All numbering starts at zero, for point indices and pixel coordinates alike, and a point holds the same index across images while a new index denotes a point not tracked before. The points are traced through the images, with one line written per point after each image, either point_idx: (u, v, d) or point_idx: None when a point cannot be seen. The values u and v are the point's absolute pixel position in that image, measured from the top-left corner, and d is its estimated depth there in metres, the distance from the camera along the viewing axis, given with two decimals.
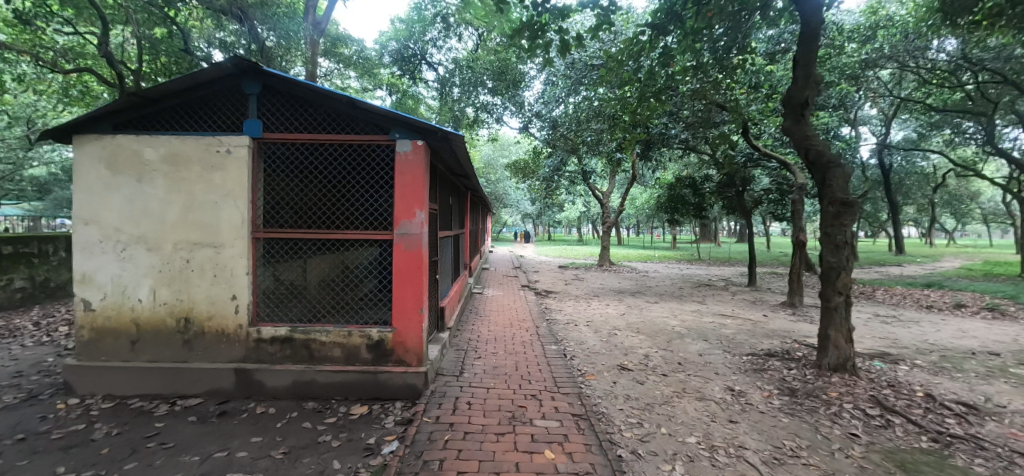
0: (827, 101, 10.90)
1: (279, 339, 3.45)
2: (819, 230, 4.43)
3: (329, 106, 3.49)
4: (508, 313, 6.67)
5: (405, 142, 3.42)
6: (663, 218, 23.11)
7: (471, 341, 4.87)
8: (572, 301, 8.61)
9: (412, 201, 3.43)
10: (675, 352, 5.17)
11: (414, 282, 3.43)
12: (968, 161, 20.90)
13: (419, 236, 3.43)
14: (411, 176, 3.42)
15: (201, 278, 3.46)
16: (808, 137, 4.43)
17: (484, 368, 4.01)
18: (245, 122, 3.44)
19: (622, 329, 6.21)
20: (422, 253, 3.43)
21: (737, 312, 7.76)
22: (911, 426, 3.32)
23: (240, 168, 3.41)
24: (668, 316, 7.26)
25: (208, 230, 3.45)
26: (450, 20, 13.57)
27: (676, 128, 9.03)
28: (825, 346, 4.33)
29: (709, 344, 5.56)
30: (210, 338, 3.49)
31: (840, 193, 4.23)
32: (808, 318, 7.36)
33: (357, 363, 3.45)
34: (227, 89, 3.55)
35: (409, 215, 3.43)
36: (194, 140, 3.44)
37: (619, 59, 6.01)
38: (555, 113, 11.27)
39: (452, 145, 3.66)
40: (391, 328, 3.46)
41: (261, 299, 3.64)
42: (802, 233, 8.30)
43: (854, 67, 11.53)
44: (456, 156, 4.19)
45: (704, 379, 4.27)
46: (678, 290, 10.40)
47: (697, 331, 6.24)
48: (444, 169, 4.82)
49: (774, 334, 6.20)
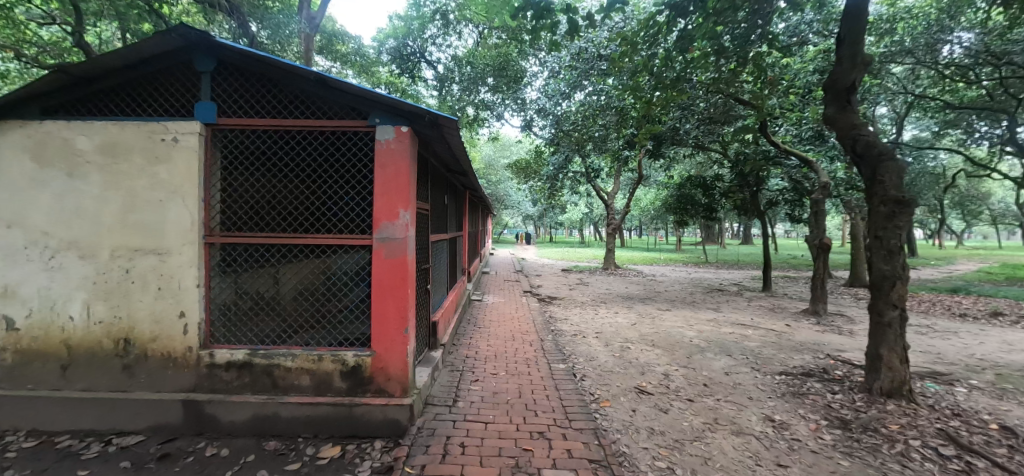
0: None
1: (235, 364, 2.88)
2: (867, 232, 3.85)
3: (295, 87, 2.90)
4: (511, 323, 6.09)
5: (386, 129, 2.84)
6: (668, 220, 22.50)
7: (468, 360, 4.29)
8: (578, 308, 8.03)
9: (396, 199, 2.83)
10: (698, 371, 4.58)
11: (397, 296, 2.83)
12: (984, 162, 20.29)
13: (404, 241, 2.83)
14: (394, 169, 2.83)
15: (143, 291, 2.90)
16: (855, 126, 3.86)
17: (483, 395, 3.42)
18: (198, 108, 2.85)
19: (636, 342, 5.62)
20: (407, 261, 2.84)
21: (757, 321, 7.19)
22: (1000, 472, 2.69)
23: (190, 159, 2.84)
24: (683, 325, 6.69)
25: (152, 234, 2.88)
26: (450, 17, 13.13)
27: (691, 122, 8.40)
28: (877, 367, 3.76)
29: (735, 360, 4.96)
30: (155, 362, 2.93)
31: (894, 190, 3.65)
32: (836, 328, 6.78)
33: (329, 393, 2.87)
34: (176, 67, 2.96)
35: (392, 215, 2.83)
36: (136, 127, 2.88)
37: (632, 42, 5.35)
38: (559, 109, 10.73)
39: (443, 132, 3.08)
40: (369, 352, 2.87)
41: (217, 317, 3.07)
42: (826, 236, 7.68)
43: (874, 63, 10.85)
44: (448, 146, 3.64)
45: (738, 406, 3.69)
46: (690, 295, 9.82)
47: (718, 344, 5.64)
48: (436, 164, 4.25)
49: (804, 348, 5.62)
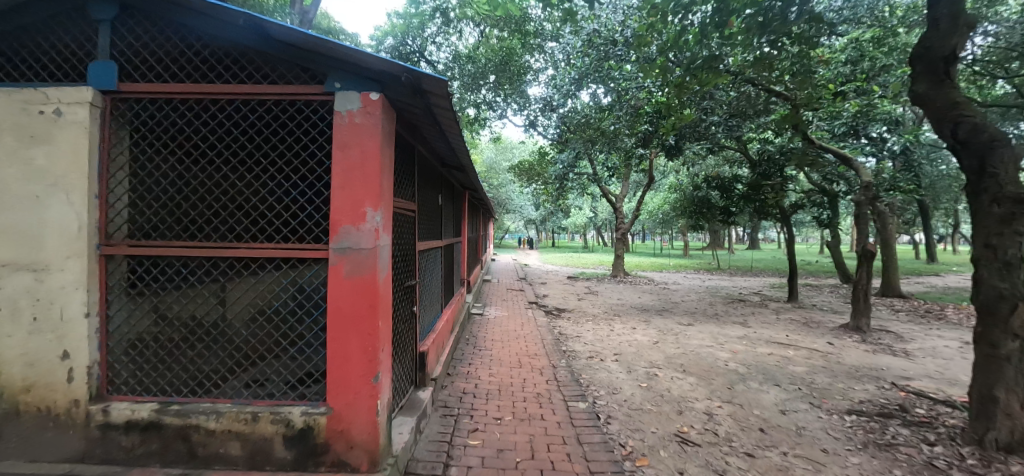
0: (892, 109, 8.44)
1: (136, 425, 2.07)
2: (975, 239, 3.02)
3: (223, 39, 2.08)
4: (517, 343, 5.27)
5: (349, 95, 2.02)
6: (675, 224, 21.62)
7: (465, 398, 3.45)
8: (589, 322, 7.20)
9: (362, 193, 2.00)
10: (748, 408, 3.73)
11: (363, 332, 2.00)
12: None
13: (373, 253, 1.99)
14: (359, 152, 2.01)
15: (12, 322, 2.07)
16: (955, 104, 3.03)
17: (483, 455, 2.58)
18: (93, 72, 2.06)
19: (663, 367, 4.79)
20: (375, 281, 2.00)
21: (794, 339, 6.33)
22: None
23: (77, 139, 2.04)
24: (713, 345, 5.83)
25: (25, 243, 2.07)
26: (450, 15, 12.31)
27: (719, 114, 7.48)
28: (989, 412, 2.91)
29: (788, 392, 4.10)
30: (31, 421, 2.10)
31: (1012, 185, 2.81)
32: (887, 348, 5.92)
33: (268, 467, 2.03)
34: (62, 16, 2.13)
35: (355, 217, 1.99)
36: (5, 95, 2.06)
37: (659, 10, 4.44)
38: (568, 103, 9.89)
39: (430, 102, 2.23)
40: (325, 409, 2.04)
41: (121, 356, 2.25)
42: (870, 241, 6.83)
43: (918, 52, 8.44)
44: (440, 130, 2.86)
45: (814, 462, 2.83)
46: (710, 307, 8.97)
47: (760, 370, 4.78)
48: (424, 154, 3.42)
49: (861, 374, 4.76)
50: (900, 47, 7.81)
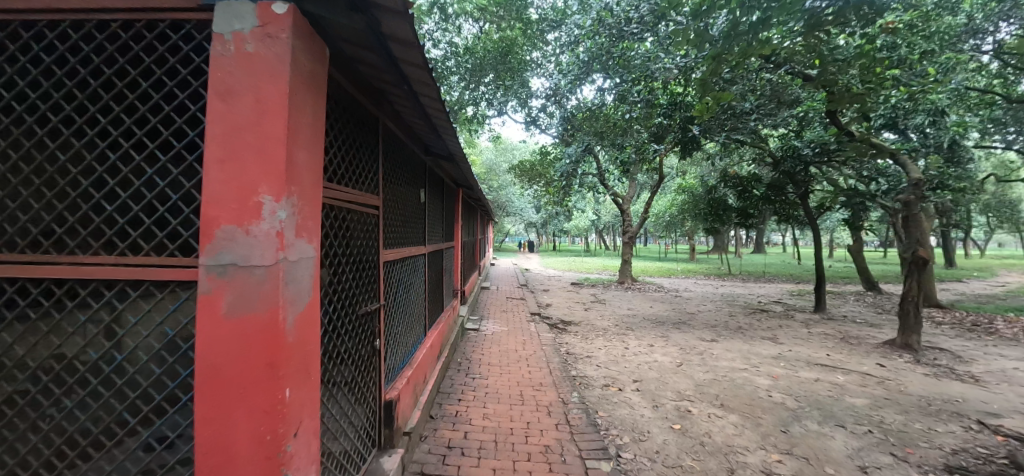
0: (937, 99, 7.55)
1: None
2: None
3: None
4: (519, 370, 4.43)
5: (235, 7, 1.19)
6: (682, 226, 20.82)
7: (449, 458, 2.59)
8: (600, 338, 6.33)
9: (255, 171, 1.17)
10: (817, 464, 2.87)
11: (256, 408, 1.16)
12: (1014, 167, 18.98)
13: (271, 272, 1.16)
14: (251, 101, 1.18)
15: None
16: None
17: None
18: None
19: (695, 400, 3.94)
20: (276, 321, 1.16)
21: (838, 359, 5.48)
22: None
23: None
24: (746, 368, 4.97)
25: None
26: (449, 11, 10.95)
27: (751, 101, 6.59)
28: None
29: (860, 438, 3.26)
30: None
31: None
32: (951, 372, 5.07)
33: None
34: None
35: (242, 211, 1.16)
36: None
37: None
38: (575, 96, 9.03)
39: (378, 28, 1.37)
40: None
41: None
42: (921, 247, 5.97)
43: (965, 35, 7.57)
44: (413, 96, 2.05)
45: None
46: (732, 318, 8.10)
47: (812, 403, 3.94)
48: (395, 133, 2.61)
49: (937, 410, 3.91)
50: (942, 31, 7.16)
